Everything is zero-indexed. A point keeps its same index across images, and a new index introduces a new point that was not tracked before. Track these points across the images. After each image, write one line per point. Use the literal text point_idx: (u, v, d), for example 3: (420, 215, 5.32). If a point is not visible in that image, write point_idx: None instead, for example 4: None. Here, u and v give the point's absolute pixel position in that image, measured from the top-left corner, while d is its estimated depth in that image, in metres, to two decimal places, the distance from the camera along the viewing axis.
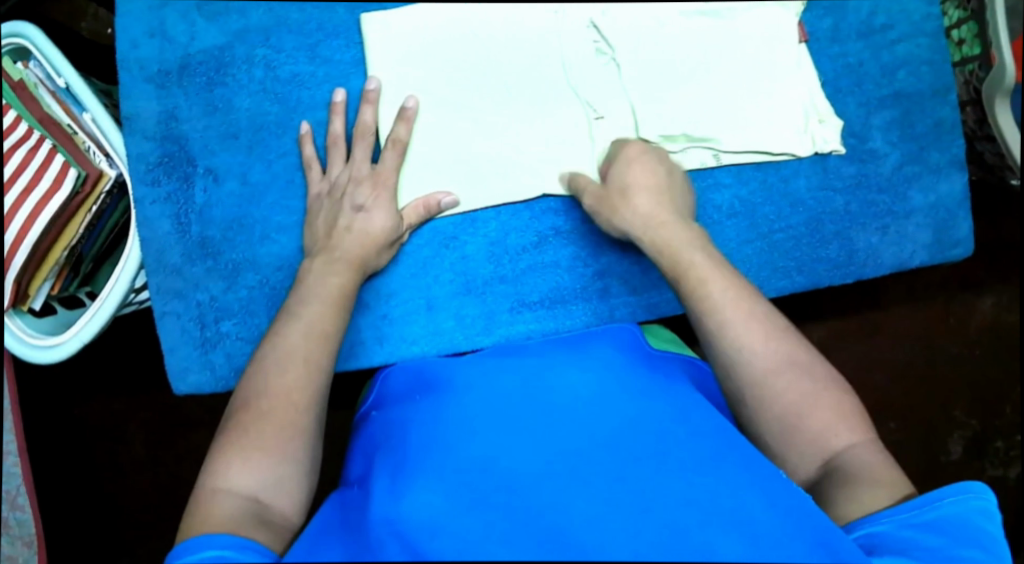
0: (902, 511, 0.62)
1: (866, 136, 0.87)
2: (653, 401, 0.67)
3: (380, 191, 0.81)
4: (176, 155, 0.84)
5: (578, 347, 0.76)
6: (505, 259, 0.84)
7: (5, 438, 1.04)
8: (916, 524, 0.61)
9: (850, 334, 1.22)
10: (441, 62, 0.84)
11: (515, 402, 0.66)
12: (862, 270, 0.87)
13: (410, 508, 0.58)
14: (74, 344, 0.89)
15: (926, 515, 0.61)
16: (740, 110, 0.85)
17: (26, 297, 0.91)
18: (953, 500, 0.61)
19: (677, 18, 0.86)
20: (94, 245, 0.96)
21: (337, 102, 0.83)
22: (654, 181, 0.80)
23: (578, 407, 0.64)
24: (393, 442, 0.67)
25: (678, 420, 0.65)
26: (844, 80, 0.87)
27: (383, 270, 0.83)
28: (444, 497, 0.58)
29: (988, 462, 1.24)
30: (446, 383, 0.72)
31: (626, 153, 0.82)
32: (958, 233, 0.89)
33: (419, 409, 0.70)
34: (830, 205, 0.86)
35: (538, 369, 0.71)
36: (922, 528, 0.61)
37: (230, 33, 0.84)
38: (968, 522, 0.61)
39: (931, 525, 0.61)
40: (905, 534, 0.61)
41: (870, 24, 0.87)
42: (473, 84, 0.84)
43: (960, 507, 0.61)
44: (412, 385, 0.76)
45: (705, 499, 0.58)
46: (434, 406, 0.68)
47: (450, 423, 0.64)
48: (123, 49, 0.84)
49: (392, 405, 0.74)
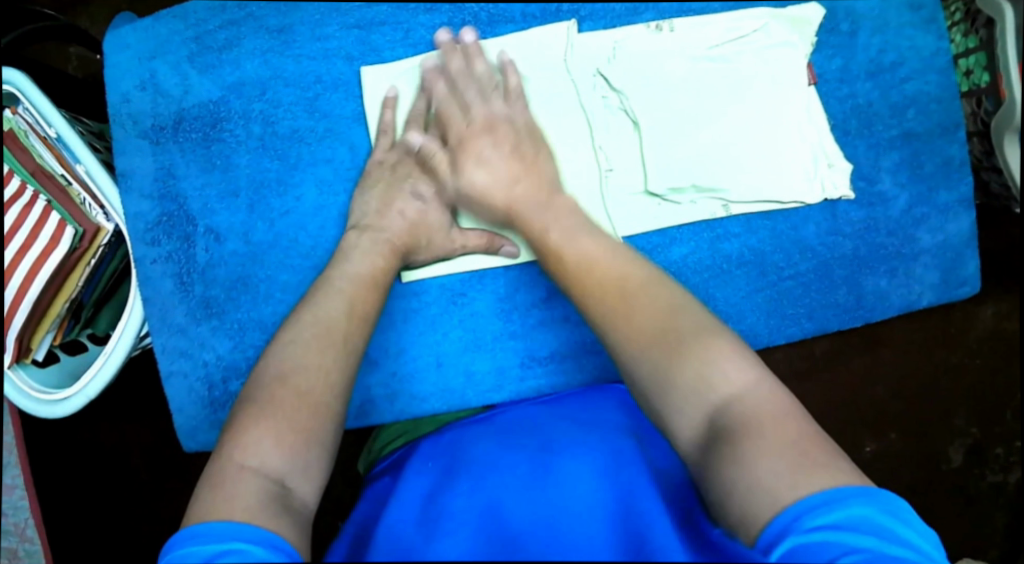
0: (822, 507, 0.57)
1: (875, 178, 0.86)
2: (669, 482, 0.62)
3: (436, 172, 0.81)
4: (175, 214, 0.82)
5: (585, 409, 0.74)
6: (513, 314, 0.83)
7: (11, 472, 1.03)
8: (834, 523, 0.57)
9: (852, 348, 1.22)
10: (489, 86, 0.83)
11: (542, 452, 0.62)
12: (870, 314, 0.86)
13: (431, 549, 0.52)
14: (80, 400, 0.87)
15: (837, 512, 0.57)
16: (748, 159, 0.83)
17: (29, 350, 0.89)
18: (873, 497, 0.58)
19: (685, 63, 0.84)
20: (94, 293, 0.93)
21: (390, 98, 0.82)
22: (504, 178, 0.77)
23: (605, 463, 0.60)
24: (411, 497, 0.62)
25: (688, 486, 0.63)
26: (853, 121, 0.86)
27: (389, 326, 0.82)
28: (467, 541, 0.53)
29: (988, 468, 1.25)
30: (465, 446, 0.68)
31: (467, 148, 0.78)
32: (965, 271, 0.88)
33: (438, 469, 0.65)
34: (838, 250, 0.85)
35: (559, 431, 0.67)
36: (839, 528, 0.57)
37: (225, 86, 0.82)
38: (877, 518, 0.58)
39: (853, 524, 0.57)
40: (829, 539, 0.56)
41: (879, 63, 0.86)
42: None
43: (869, 507, 0.58)
44: (427, 450, 0.71)
45: (715, 543, 0.55)
46: (459, 464, 0.64)
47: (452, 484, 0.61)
48: (115, 103, 0.82)
49: (403, 472, 0.69)
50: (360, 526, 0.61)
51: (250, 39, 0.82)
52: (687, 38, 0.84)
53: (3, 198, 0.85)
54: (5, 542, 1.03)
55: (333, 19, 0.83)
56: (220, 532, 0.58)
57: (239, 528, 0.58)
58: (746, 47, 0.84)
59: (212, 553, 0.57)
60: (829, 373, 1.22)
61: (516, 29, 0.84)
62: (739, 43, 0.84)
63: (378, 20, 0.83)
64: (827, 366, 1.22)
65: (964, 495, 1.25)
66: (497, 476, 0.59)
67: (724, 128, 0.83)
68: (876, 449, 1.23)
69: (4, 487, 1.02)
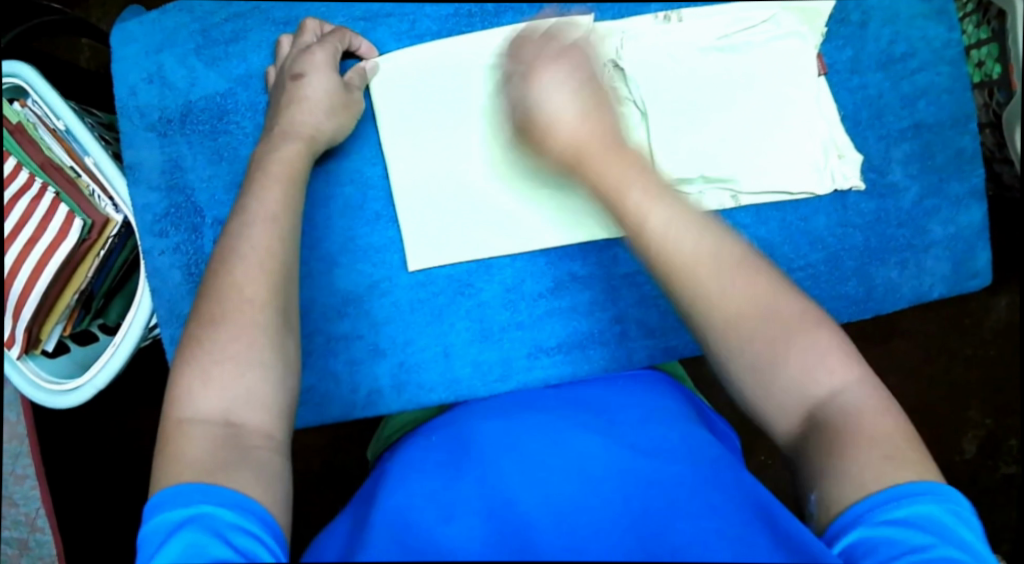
0: (883, 505, 0.57)
1: (885, 169, 0.85)
2: (676, 438, 0.64)
3: (326, 73, 0.79)
4: (182, 205, 0.82)
5: (603, 387, 0.76)
6: (521, 305, 0.83)
7: (22, 462, 1.02)
8: (897, 521, 0.57)
9: (865, 338, 1.22)
10: (459, 90, 0.83)
11: (549, 429, 0.64)
12: (880, 307, 0.85)
13: (436, 526, 0.56)
14: (88, 391, 0.87)
15: (902, 510, 0.57)
16: (757, 149, 0.83)
17: (39, 341, 0.88)
18: (936, 495, 0.58)
19: (693, 54, 0.83)
20: (105, 281, 0.93)
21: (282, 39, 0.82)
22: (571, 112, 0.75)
23: (609, 436, 0.62)
24: (422, 457, 0.65)
25: (697, 438, 0.65)
26: (863, 112, 0.85)
27: (396, 316, 0.82)
28: (469, 518, 0.56)
29: (1002, 461, 1.23)
30: (475, 417, 0.70)
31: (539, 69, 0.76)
32: (976, 263, 0.87)
33: (450, 436, 0.68)
34: (849, 242, 0.84)
35: (571, 410, 0.69)
36: (903, 526, 0.56)
37: (232, 78, 0.83)
38: (941, 517, 0.57)
39: (917, 524, 0.56)
40: (893, 536, 0.56)
41: (890, 53, 0.85)
42: (480, 121, 0.82)
43: (933, 507, 0.57)
44: (442, 420, 0.74)
45: (708, 500, 0.57)
46: (468, 432, 0.67)
47: (457, 471, 0.60)
48: (122, 96, 0.82)
49: (418, 435, 0.72)
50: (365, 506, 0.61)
51: (256, 31, 0.83)
52: (697, 30, 0.84)
53: (4, 198, 0.85)
54: (16, 533, 1.02)
55: (339, 10, 0.84)
56: (174, 500, 0.58)
57: (200, 491, 0.58)
58: (756, 37, 0.84)
59: (172, 525, 0.57)
60: None
61: (524, 20, 0.84)
62: (749, 33, 0.84)
63: (384, 11, 0.84)
64: None
65: (979, 487, 1.22)
66: (502, 450, 0.61)
67: (733, 117, 0.83)
68: None
69: (15, 477, 1.02)
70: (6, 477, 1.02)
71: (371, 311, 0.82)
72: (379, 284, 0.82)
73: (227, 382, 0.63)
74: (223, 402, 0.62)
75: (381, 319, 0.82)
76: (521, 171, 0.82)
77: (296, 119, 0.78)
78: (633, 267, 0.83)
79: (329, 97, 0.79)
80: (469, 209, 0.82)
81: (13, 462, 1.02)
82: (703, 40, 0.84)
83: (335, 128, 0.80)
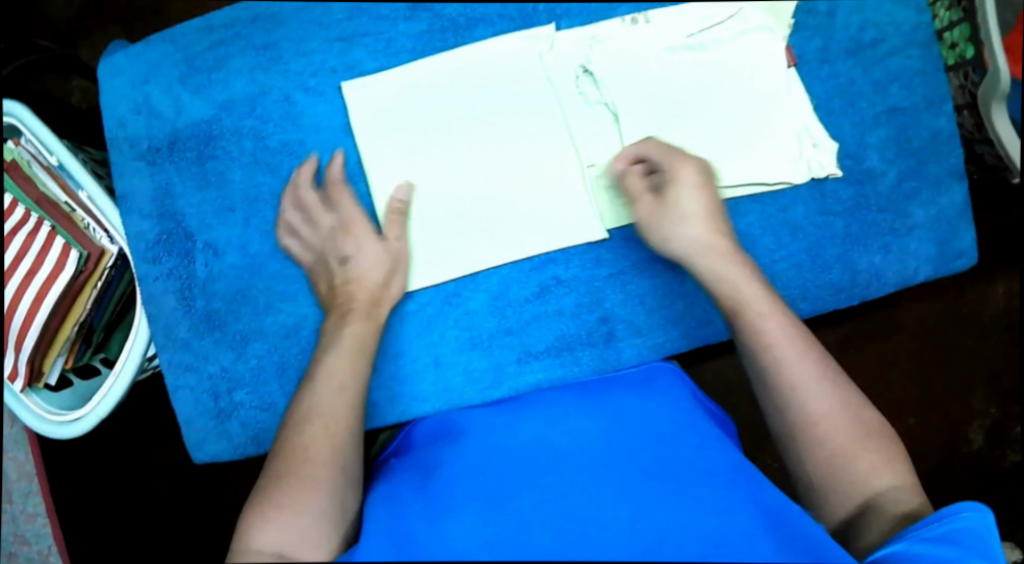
0: (919, 530, 0.67)
1: (862, 155, 0.86)
2: (663, 447, 0.70)
3: (322, 215, 0.81)
4: (174, 231, 0.85)
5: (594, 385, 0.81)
6: (508, 310, 0.83)
7: (33, 500, 1.04)
8: (932, 539, 0.66)
9: (863, 335, 1.21)
10: (396, 132, 0.83)
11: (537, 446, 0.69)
12: (866, 292, 0.86)
13: (445, 530, 0.62)
14: (92, 419, 0.89)
15: (937, 529, 0.66)
16: (733, 144, 0.84)
17: (41, 373, 0.90)
18: (969, 514, 0.67)
19: (663, 54, 0.85)
20: (105, 314, 0.95)
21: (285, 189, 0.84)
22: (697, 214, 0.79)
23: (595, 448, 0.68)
24: (422, 470, 0.71)
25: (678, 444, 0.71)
26: (836, 100, 0.86)
27: (390, 329, 0.83)
28: (473, 522, 0.62)
29: (1010, 449, 1.22)
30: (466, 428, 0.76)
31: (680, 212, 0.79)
32: (962, 243, 0.88)
33: (441, 451, 0.74)
34: (830, 229, 0.85)
35: (559, 418, 0.74)
36: (938, 543, 0.65)
37: (216, 104, 0.85)
38: (975, 534, 0.66)
39: (949, 540, 0.65)
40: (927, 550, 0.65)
41: (859, 40, 0.86)
42: (450, 144, 0.83)
43: (967, 523, 0.66)
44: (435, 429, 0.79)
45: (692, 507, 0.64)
46: (458, 448, 0.73)
47: (478, 481, 0.67)
48: (112, 127, 0.85)
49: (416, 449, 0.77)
50: (390, 509, 0.67)
51: (238, 59, 0.84)
52: (665, 31, 0.85)
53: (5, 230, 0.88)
54: None
55: (317, 32, 0.84)
56: None
57: None
58: (724, 34, 0.85)
59: None
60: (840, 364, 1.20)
61: (495, 33, 0.85)
62: (717, 30, 0.85)
63: (360, 31, 0.84)
64: (841, 355, 1.20)
65: (988, 477, 1.21)
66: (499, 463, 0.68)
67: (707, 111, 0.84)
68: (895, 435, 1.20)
69: (26, 515, 1.03)
70: (18, 516, 1.03)
71: None
72: None
73: (282, 517, 0.63)
74: (280, 537, 0.62)
75: None
76: (500, 180, 0.83)
77: (340, 290, 0.79)
78: (617, 267, 0.84)
79: (333, 228, 0.81)
80: (455, 219, 0.83)
81: (24, 500, 1.03)
82: (674, 41, 0.85)
83: (399, 286, 0.81)
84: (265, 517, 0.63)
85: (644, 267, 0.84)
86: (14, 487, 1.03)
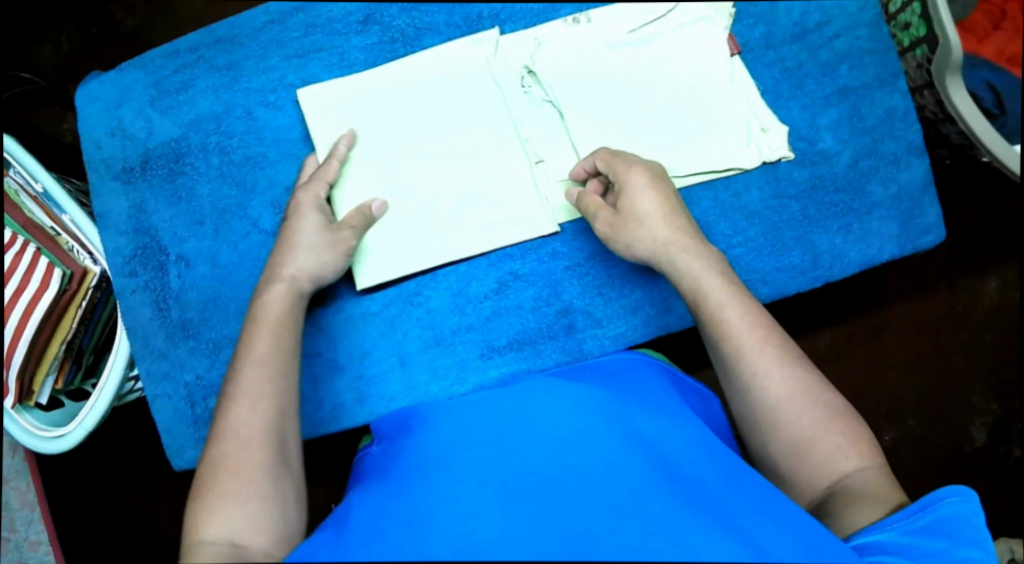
0: (906, 518, 0.65)
1: (814, 137, 0.86)
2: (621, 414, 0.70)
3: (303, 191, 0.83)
4: (148, 245, 0.88)
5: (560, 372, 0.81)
6: (468, 307, 0.85)
7: (36, 528, 1.04)
8: (919, 528, 0.64)
9: (856, 338, 1.19)
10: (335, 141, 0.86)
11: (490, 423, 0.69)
12: (829, 273, 0.86)
13: (400, 508, 0.62)
14: (79, 433, 0.92)
15: (925, 518, 0.64)
16: (680, 134, 0.86)
17: (31, 392, 0.93)
18: (959, 500, 0.64)
19: (606, 51, 0.88)
20: (92, 337, 0.99)
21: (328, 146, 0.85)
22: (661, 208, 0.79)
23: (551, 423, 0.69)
24: (382, 463, 0.72)
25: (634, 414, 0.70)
26: (783, 85, 0.87)
27: (352, 331, 0.85)
28: (429, 496, 0.62)
29: (1015, 445, 1.19)
30: (426, 417, 0.76)
31: (637, 214, 0.79)
32: (927, 220, 0.87)
33: (401, 441, 0.74)
34: (787, 212, 0.86)
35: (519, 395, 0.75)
36: (924, 533, 0.64)
37: (184, 124, 0.88)
38: (964, 521, 0.64)
39: (935, 529, 0.64)
40: (911, 540, 0.63)
41: (803, 25, 0.87)
42: (393, 152, 0.86)
43: (956, 509, 0.64)
44: (399, 422, 0.79)
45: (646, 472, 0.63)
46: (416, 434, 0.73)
47: (431, 463, 0.67)
48: (89, 150, 0.89)
49: (383, 443, 0.77)
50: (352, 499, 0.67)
51: (203, 79, 0.89)
52: (605, 27, 0.88)
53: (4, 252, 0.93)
54: None
55: (275, 51, 0.88)
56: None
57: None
58: (664, 27, 0.88)
59: None
60: (833, 367, 1.18)
61: (442, 41, 0.88)
62: (657, 24, 0.88)
63: (314, 47, 0.88)
64: (835, 359, 1.18)
65: (994, 474, 1.18)
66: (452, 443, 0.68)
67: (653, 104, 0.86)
68: (894, 436, 1.18)
69: (30, 544, 1.03)
70: (22, 544, 1.02)
71: (327, 327, 0.85)
72: (337, 300, 0.85)
73: (229, 507, 0.64)
74: (227, 526, 0.64)
75: (337, 334, 0.85)
76: (445, 183, 0.86)
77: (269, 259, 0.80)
78: (573, 260, 0.86)
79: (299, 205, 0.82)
80: (404, 221, 0.85)
81: (27, 529, 1.03)
82: (613, 38, 0.88)
83: (318, 264, 0.79)
84: (210, 509, 0.65)
85: (600, 258, 0.86)
86: (16, 516, 1.03)
